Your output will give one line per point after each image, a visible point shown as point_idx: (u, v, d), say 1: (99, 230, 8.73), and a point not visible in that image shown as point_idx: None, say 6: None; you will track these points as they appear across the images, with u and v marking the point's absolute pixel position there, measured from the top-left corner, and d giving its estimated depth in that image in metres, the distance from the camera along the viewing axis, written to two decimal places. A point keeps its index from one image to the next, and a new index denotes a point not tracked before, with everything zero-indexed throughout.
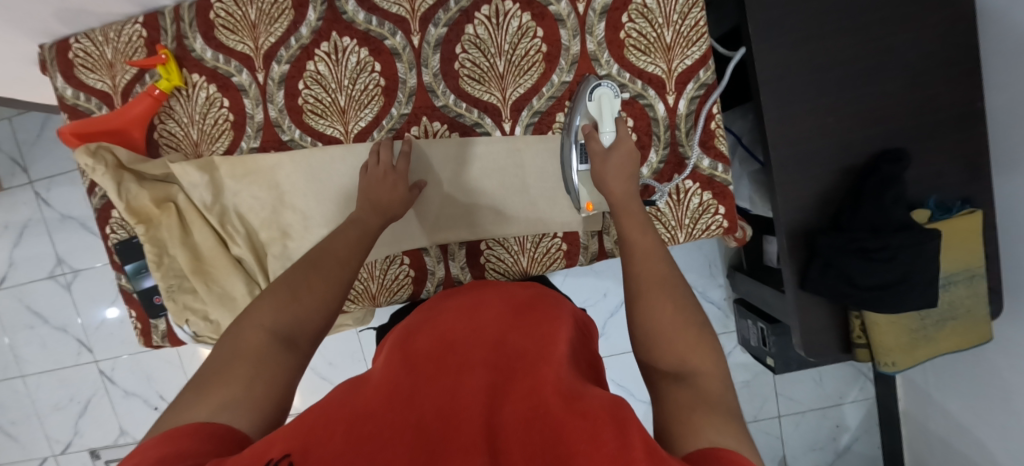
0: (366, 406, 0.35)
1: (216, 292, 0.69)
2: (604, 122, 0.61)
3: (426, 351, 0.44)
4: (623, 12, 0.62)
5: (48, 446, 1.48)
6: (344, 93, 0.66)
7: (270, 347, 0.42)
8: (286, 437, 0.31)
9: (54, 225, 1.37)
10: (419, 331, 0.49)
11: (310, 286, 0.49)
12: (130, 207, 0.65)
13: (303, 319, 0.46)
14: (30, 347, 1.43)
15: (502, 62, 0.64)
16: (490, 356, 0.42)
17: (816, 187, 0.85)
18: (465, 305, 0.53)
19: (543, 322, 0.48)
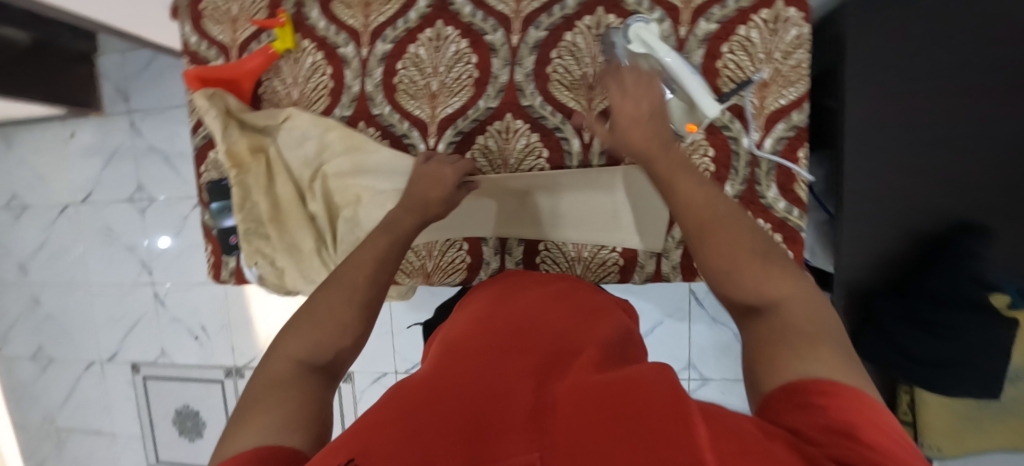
0: (410, 399, 0.37)
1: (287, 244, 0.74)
2: (658, 50, 0.56)
3: (458, 344, 0.46)
4: (724, 42, 0.63)
5: (96, 352, 1.60)
6: (437, 79, 0.69)
7: (300, 373, 0.42)
8: (344, 443, 0.32)
9: (141, 154, 1.49)
10: (450, 333, 0.52)
11: (330, 315, 0.47)
12: (229, 151, 0.70)
13: (330, 341, 0.46)
14: (100, 260, 1.55)
15: (594, 72, 0.65)
16: (523, 345, 0.45)
17: (883, 252, 0.78)
18: (491, 303, 0.56)
19: (570, 322, 0.50)
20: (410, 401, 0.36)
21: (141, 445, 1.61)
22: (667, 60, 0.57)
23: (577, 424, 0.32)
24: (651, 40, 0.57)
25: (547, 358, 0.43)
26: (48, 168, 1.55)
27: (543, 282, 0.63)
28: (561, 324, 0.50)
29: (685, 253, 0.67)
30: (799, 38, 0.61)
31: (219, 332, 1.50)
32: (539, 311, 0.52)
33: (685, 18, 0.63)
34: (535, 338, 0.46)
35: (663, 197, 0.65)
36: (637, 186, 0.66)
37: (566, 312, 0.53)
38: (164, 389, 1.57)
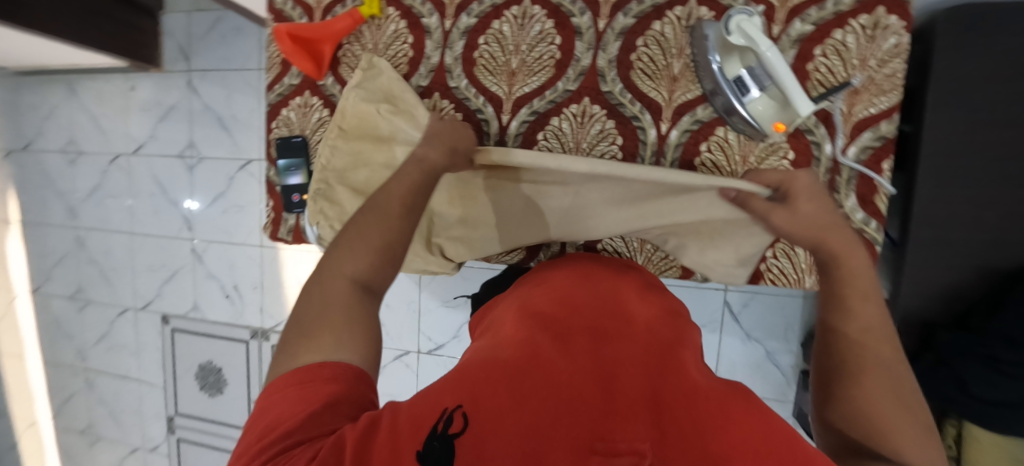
0: (516, 357, 0.39)
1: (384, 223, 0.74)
2: (759, 43, 0.55)
3: (552, 313, 0.48)
4: (818, 45, 0.61)
5: (131, 299, 1.65)
6: (518, 57, 0.69)
7: (354, 295, 0.46)
8: (450, 390, 0.36)
9: (195, 113, 1.52)
10: (539, 296, 0.53)
11: (372, 242, 0.49)
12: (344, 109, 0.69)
13: (378, 265, 0.49)
14: (145, 212, 1.60)
15: (679, 64, 0.65)
16: (620, 331, 0.46)
17: (949, 282, 0.73)
18: (576, 276, 0.57)
19: (660, 318, 0.51)
20: (513, 358, 0.39)
21: (163, 394, 1.65)
22: (767, 55, 0.55)
23: (692, 435, 0.32)
24: (754, 34, 0.55)
25: (648, 347, 0.43)
26: (106, 118, 1.60)
27: (620, 265, 0.64)
28: (653, 316, 0.51)
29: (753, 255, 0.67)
30: (898, 47, 0.59)
31: (251, 293, 1.53)
32: (628, 298, 0.53)
33: (780, 17, 0.62)
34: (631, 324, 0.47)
35: None
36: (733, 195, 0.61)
37: (654, 305, 0.54)
38: (192, 343, 1.60)
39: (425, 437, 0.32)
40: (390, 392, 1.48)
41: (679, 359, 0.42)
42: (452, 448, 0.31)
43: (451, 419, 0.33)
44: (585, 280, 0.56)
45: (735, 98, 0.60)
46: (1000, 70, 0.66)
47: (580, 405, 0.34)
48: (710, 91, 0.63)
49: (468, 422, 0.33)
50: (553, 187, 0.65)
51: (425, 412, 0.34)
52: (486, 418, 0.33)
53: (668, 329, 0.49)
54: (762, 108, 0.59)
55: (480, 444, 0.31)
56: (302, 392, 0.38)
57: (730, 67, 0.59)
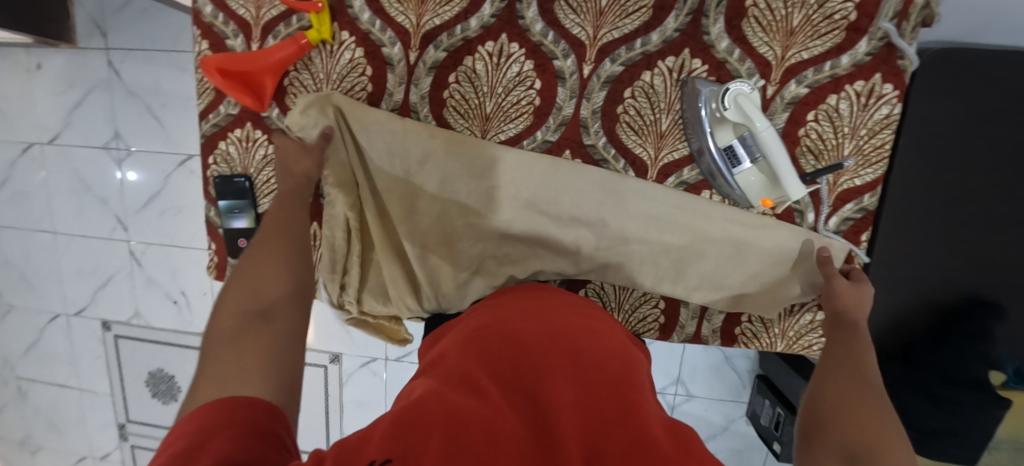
0: (458, 408, 0.37)
1: (373, 287, 0.69)
2: (756, 121, 0.50)
3: (500, 359, 0.45)
4: (811, 109, 0.58)
5: (63, 305, 1.49)
6: (493, 99, 0.62)
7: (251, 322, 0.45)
8: (377, 441, 0.34)
9: (119, 99, 1.33)
10: (484, 337, 0.51)
11: (269, 270, 0.51)
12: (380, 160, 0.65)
13: (270, 292, 0.49)
14: (68, 209, 1.42)
15: (667, 120, 0.60)
16: (571, 366, 0.44)
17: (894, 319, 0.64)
18: (530, 307, 0.56)
19: (613, 349, 0.50)
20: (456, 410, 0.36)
21: (110, 402, 1.55)
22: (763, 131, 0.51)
23: None
24: (750, 111, 0.50)
25: (597, 386, 0.42)
26: (9, 99, 1.37)
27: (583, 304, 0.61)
28: (607, 356, 0.48)
29: (728, 318, 0.66)
30: (889, 118, 0.57)
31: (201, 300, 1.43)
32: (582, 329, 0.52)
33: (776, 77, 0.58)
34: (585, 366, 0.45)
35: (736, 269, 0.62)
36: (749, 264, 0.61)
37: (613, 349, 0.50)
38: (139, 350, 1.50)
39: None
40: (357, 398, 1.45)
41: (630, 405, 0.40)
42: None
43: None
44: (538, 310, 0.55)
45: (724, 167, 0.57)
46: (1003, 113, 0.53)
47: None
48: (697, 152, 0.59)
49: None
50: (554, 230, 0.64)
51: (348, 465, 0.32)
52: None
53: (620, 359, 0.49)
54: (753, 179, 0.56)
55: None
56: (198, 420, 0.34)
57: (722, 136, 0.56)
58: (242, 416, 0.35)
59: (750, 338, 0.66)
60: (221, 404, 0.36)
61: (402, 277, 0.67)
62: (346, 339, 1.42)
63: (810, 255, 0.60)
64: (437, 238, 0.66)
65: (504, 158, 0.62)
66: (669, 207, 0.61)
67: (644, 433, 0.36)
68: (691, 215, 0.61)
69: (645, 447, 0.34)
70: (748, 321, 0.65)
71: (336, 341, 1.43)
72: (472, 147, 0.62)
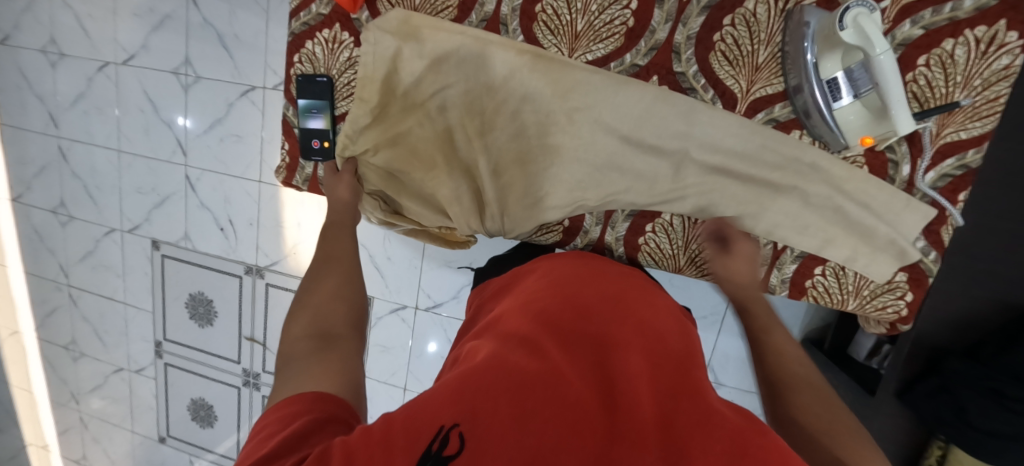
0: (522, 366, 0.35)
1: (435, 201, 0.72)
2: (875, 44, 0.47)
3: (557, 319, 0.43)
4: (924, 53, 0.55)
5: (119, 220, 1.56)
6: (585, 17, 0.61)
7: (314, 342, 0.48)
8: (443, 399, 0.33)
9: (193, 27, 1.37)
10: (538, 297, 0.49)
11: (326, 300, 0.54)
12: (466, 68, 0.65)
13: (331, 313, 0.52)
14: (135, 129, 1.48)
15: (766, 52, 0.58)
16: (632, 336, 0.42)
17: (963, 311, 0.66)
18: (584, 271, 0.54)
19: (670, 324, 0.47)
20: (522, 371, 0.35)
21: (151, 319, 1.62)
22: (879, 58, 0.48)
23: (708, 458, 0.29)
24: (871, 32, 0.47)
25: (659, 360, 0.40)
26: (93, 18, 1.44)
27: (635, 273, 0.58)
28: (663, 325, 0.46)
29: (800, 270, 0.63)
30: (1008, 69, 0.53)
31: (246, 230, 1.47)
32: (639, 299, 0.49)
33: (889, 15, 0.56)
34: (642, 336, 0.43)
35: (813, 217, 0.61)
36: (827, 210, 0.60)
37: (666, 317, 0.48)
38: (182, 272, 1.55)
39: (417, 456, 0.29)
40: (382, 343, 1.48)
41: (692, 378, 0.39)
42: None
43: (447, 439, 0.30)
44: (594, 275, 0.53)
45: (825, 102, 0.54)
46: None
47: (585, 441, 0.31)
48: (794, 88, 0.57)
49: (464, 444, 0.30)
50: (630, 154, 0.63)
51: (418, 424, 0.31)
52: (486, 442, 0.30)
53: (678, 335, 0.46)
54: (852, 117, 0.54)
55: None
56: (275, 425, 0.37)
57: (827, 67, 0.53)
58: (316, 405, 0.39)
59: (821, 292, 0.64)
60: (301, 397, 0.40)
61: (467, 193, 0.70)
62: (378, 283, 1.43)
63: (894, 207, 0.58)
64: (511, 157, 0.66)
65: (590, 81, 0.62)
66: (756, 144, 0.60)
67: (711, 407, 0.34)
68: (780, 154, 0.59)
69: (718, 425, 0.32)
70: (821, 275, 0.63)
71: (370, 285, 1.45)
72: (560, 64, 0.62)
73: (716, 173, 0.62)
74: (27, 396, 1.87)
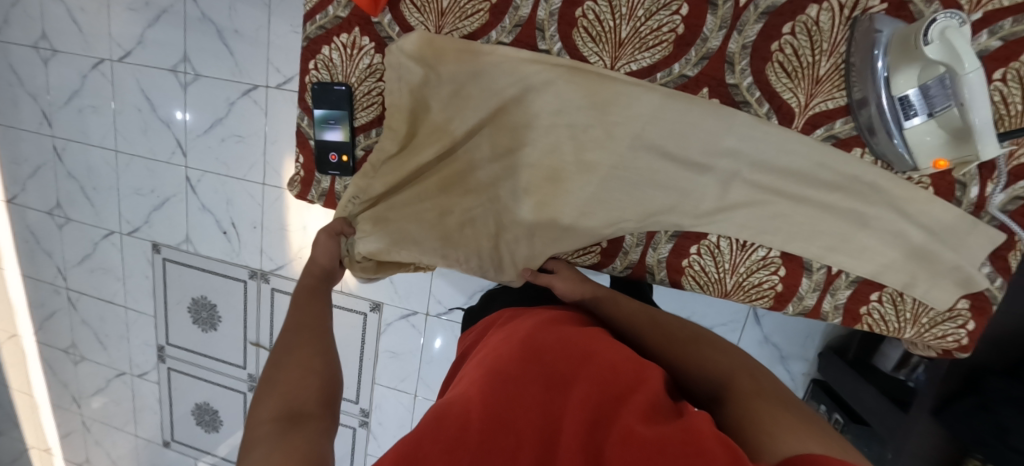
0: (453, 427, 0.34)
1: (446, 226, 0.68)
2: (966, 59, 0.43)
3: (502, 358, 0.42)
4: (1001, 66, 0.51)
5: (118, 223, 1.51)
6: (631, 23, 0.56)
7: (280, 427, 0.39)
8: None
9: (191, 21, 1.30)
10: (493, 343, 0.48)
11: (290, 371, 0.46)
12: (498, 80, 0.60)
13: (300, 390, 0.44)
14: (132, 128, 1.42)
15: (828, 63, 0.53)
16: (578, 369, 0.40)
17: (999, 327, 0.65)
18: (544, 314, 0.53)
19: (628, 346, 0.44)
20: (453, 438, 0.33)
21: (153, 323, 1.58)
22: (968, 75, 0.44)
23: None
24: (960, 47, 0.43)
25: (603, 386, 0.37)
26: (85, 10, 1.36)
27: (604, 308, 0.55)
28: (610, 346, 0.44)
29: (855, 296, 0.60)
30: None
31: (249, 233, 1.42)
32: (596, 331, 0.48)
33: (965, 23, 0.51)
34: (584, 360, 0.41)
35: (872, 240, 0.57)
36: (884, 233, 0.57)
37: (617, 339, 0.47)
38: (184, 276, 1.51)
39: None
40: (391, 349, 1.44)
41: (635, 399, 0.35)
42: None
43: None
44: (552, 316, 0.51)
45: (896, 123, 0.50)
46: None
47: None
48: (858, 103, 0.53)
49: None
50: (675, 172, 0.59)
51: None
52: None
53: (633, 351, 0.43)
54: (928, 138, 0.49)
55: None
56: None
57: (900, 85, 0.48)
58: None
59: (876, 319, 0.60)
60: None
61: (486, 219, 0.67)
62: (387, 287, 1.39)
63: (959, 230, 0.55)
64: (544, 176, 0.62)
65: (634, 95, 0.57)
66: (815, 162, 0.56)
67: (646, 432, 0.31)
68: (840, 173, 0.55)
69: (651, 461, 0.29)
70: (878, 302, 0.59)
71: (378, 290, 1.40)
72: (603, 76, 0.58)
73: (768, 193, 0.58)
74: (28, 399, 1.83)
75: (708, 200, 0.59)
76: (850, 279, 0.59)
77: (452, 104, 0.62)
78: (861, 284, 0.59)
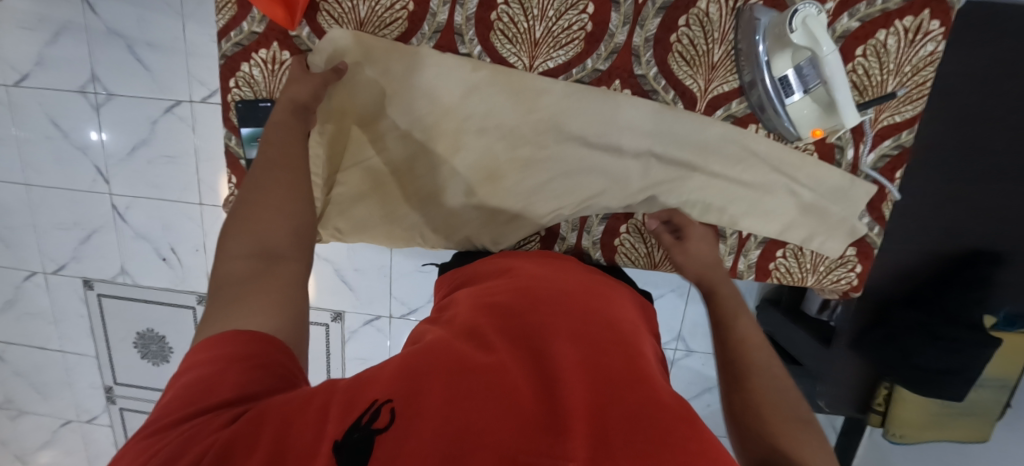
0: (463, 350, 0.36)
1: (394, 235, 0.69)
2: (823, 42, 0.50)
3: (510, 307, 0.44)
4: (861, 44, 0.59)
5: (40, 262, 1.39)
6: (543, 23, 0.59)
7: (255, 267, 0.43)
8: (386, 379, 0.33)
9: (94, 37, 1.20)
10: (497, 289, 0.50)
11: (261, 208, 0.46)
12: (424, 86, 0.62)
13: (271, 231, 0.45)
14: (43, 159, 1.30)
15: (720, 51, 0.59)
16: (581, 321, 0.43)
17: (896, 263, 0.71)
18: (545, 269, 0.55)
19: (627, 319, 0.47)
20: (463, 354, 0.35)
21: (96, 364, 1.49)
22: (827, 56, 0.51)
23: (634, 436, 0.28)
24: (819, 34, 0.51)
25: (604, 340, 0.40)
26: None
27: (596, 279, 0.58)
28: (611, 313, 0.47)
29: (764, 254, 0.68)
30: (932, 55, 0.58)
31: (193, 256, 1.36)
32: (597, 294, 0.51)
33: (829, 9, 0.58)
34: (596, 324, 0.43)
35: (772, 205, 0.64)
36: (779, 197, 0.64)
37: (616, 307, 0.49)
38: (125, 309, 1.43)
39: (345, 428, 0.28)
40: (359, 356, 1.44)
41: (634, 358, 0.38)
42: (373, 442, 0.28)
43: (378, 412, 0.30)
44: (554, 272, 0.54)
45: (779, 100, 0.56)
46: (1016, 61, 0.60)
47: (514, 404, 0.31)
48: (748, 84, 0.59)
49: (395, 416, 0.29)
50: (597, 159, 0.64)
51: (351, 401, 0.31)
52: (420, 410, 0.29)
53: (631, 327, 0.46)
54: (805, 111, 0.56)
55: (403, 438, 0.28)
56: (206, 351, 0.37)
57: (779, 65, 0.54)
58: (245, 345, 0.36)
59: (784, 273, 0.68)
60: (225, 339, 0.37)
61: (437, 222, 0.67)
62: (347, 294, 1.37)
63: (841, 188, 0.63)
64: (478, 175, 0.65)
65: (553, 91, 0.61)
66: (716, 140, 0.62)
67: (647, 387, 0.33)
68: (739, 148, 0.62)
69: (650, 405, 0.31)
70: (783, 257, 0.67)
71: (339, 298, 1.38)
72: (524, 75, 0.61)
73: (683, 170, 0.64)
74: None
75: (629, 182, 0.64)
76: (757, 241, 0.67)
77: (379, 113, 0.63)
78: (767, 245, 0.67)
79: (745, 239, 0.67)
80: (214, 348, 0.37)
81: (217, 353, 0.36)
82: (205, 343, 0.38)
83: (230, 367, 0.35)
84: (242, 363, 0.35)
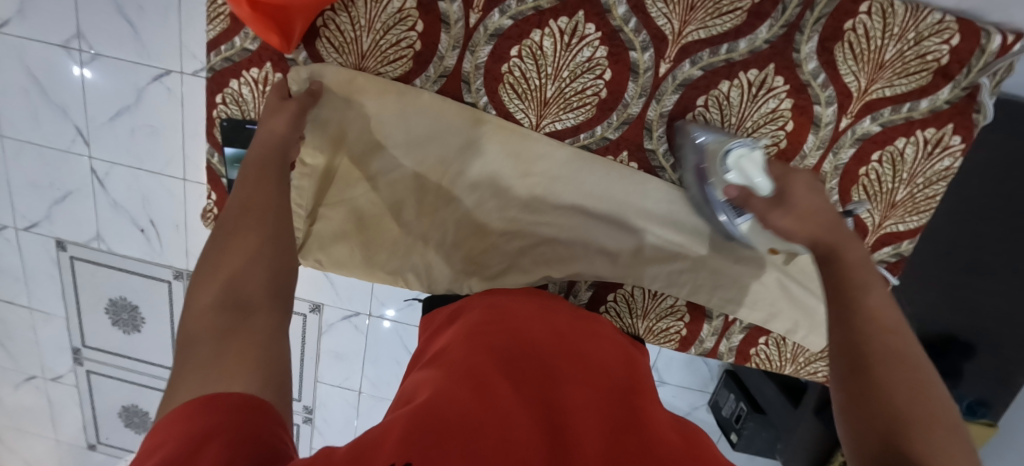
0: (466, 404, 0.33)
1: (376, 275, 0.66)
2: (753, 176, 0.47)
3: (505, 352, 0.42)
4: (879, 148, 0.57)
5: (11, 218, 1.32)
6: (555, 84, 0.56)
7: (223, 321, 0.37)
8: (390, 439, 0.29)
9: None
10: (488, 327, 0.47)
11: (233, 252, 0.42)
12: (420, 132, 0.59)
13: (249, 273, 0.41)
14: (19, 113, 1.17)
15: (735, 136, 0.57)
16: (578, 373, 0.41)
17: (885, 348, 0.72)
18: (535, 307, 0.54)
19: (616, 364, 0.47)
20: (468, 411, 0.32)
21: (65, 325, 1.46)
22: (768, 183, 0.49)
23: None
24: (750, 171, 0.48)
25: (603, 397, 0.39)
26: None
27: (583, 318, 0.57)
28: (603, 360, 0.45)
29: (746, 339, 0.68)
30: (948, 171, 0.56)
31: (171, 233, 1.30)
32: (587, 334, 0.50)
33: (853, 109, 0.56)
34: (591, 375, 0.42)
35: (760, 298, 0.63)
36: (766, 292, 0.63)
37: (604, 352, 0.48)
38: (99, 274, 1.39)
39: None
40: (334, 350, 1.43)
41: (636, 413, 0.37)
42: None
43: None
44: (544, 310, 0.53)
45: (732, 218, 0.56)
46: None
47: None
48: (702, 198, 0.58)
49: None
50: (591, 229, 0.62)
51: None
52: None
53: (620, 374, 0.45)
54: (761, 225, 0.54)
55: None
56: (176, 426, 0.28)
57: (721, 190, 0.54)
58: (235, 421, 0.29)
59: (762, 359, 0.69)
60: (200, 411, 0.29)
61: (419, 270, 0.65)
62: (327, 288, 1.33)
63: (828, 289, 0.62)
64: (466, 228, 0.63)
65: (554, 155, 0.59)
66: (712, 226, 0.61)
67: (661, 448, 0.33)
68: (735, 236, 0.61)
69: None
70: (764, 344, 0.68)
71: (319, 292, 1.34)
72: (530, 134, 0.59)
73: (676, 251, 0.62)
74: None
75: (621, 256, 0.62)
76: (742, 326, 0.67)
77: (371, 152, 0.60)
78: (750, 330, 0.67)
79: (730, 324, 0.67)
80: (187, 425, 0.28)
81: (196, 421, 0.29)
82: (171, 420, 0.29)
83: (214, 428, 0.28)
84: (225, 432, 0.28)
